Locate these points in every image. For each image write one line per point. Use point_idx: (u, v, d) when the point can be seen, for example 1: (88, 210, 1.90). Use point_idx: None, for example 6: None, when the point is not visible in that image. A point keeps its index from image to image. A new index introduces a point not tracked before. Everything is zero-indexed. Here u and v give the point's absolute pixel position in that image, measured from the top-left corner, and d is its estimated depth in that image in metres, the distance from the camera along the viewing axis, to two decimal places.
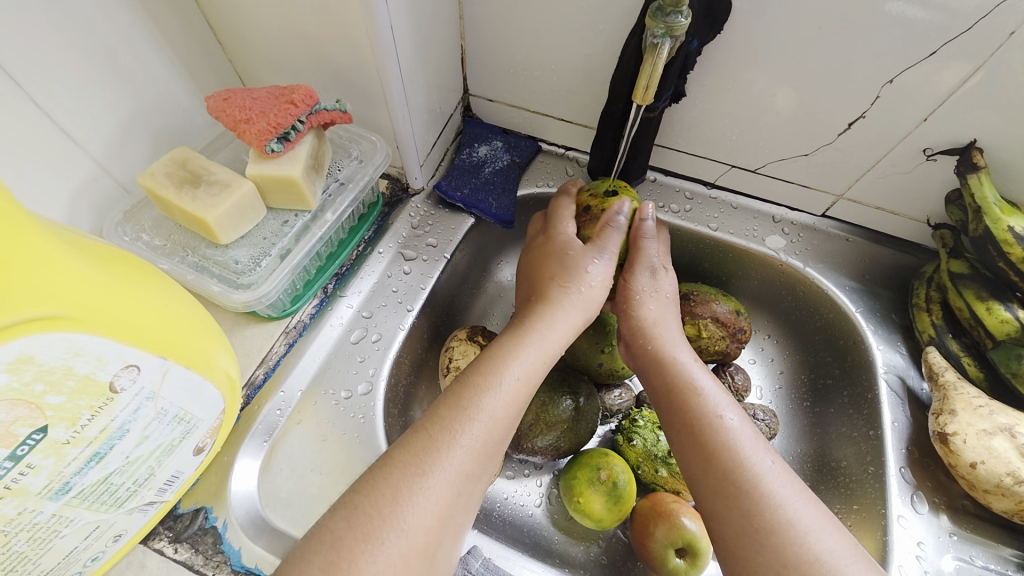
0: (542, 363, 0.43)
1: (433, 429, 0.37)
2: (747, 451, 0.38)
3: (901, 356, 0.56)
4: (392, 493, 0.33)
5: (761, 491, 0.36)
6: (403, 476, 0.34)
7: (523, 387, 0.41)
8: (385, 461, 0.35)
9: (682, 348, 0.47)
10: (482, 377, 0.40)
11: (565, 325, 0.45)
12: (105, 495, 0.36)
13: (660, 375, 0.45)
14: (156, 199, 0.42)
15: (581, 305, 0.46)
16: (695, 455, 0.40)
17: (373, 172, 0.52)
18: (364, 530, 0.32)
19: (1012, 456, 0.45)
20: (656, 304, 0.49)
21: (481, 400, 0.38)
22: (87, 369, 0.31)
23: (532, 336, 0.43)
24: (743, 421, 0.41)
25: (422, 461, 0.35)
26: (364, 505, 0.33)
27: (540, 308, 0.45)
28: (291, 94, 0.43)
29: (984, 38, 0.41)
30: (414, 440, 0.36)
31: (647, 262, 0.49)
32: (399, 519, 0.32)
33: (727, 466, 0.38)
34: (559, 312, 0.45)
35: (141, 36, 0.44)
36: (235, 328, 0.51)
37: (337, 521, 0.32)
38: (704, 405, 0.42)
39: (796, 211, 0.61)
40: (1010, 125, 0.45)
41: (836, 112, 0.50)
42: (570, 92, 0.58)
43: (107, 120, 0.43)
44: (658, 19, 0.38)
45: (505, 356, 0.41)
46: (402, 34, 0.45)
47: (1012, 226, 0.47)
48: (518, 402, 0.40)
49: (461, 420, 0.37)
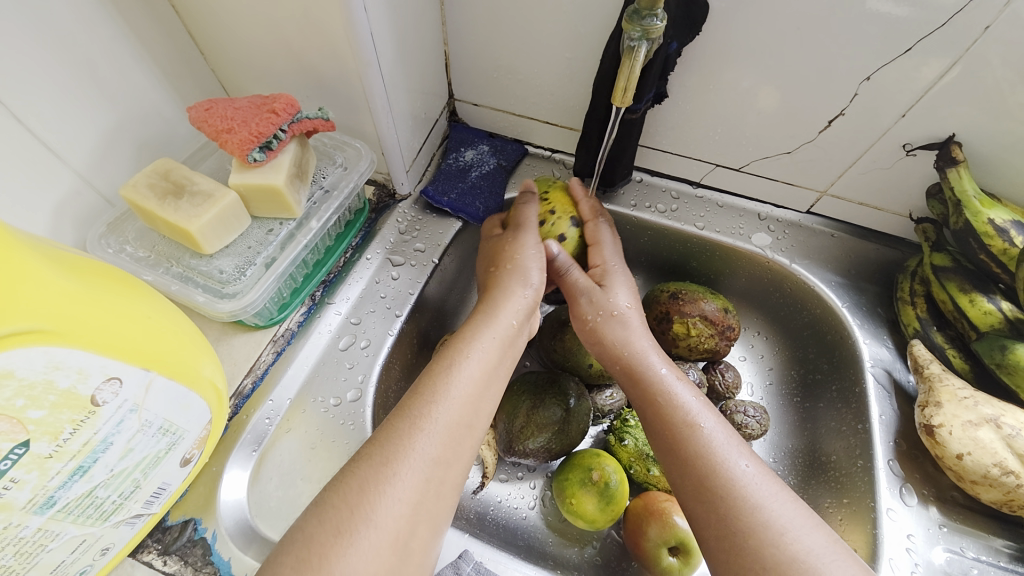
0: (497, 347, 0.44)
1: (396, 419, 0.37)
2: (721, 456, 0.39)
3: (888, 350, 0.56)
4: (359, 485, 0.33)
5: (737, 494, 0.37)
6: (370, 467, 0.34)
7: (481, 368, 0.42)
8: (356, 457, 0.36)
9: (654, 356, 0.47)
10: (438, 365, 0.41)
11: (512, 305, 0.47)
12: (91, 508, 0.35)
13: (635, 386, 0.45)
14: (139, 210, 0.42)
15: (517, 278, 0.49)
16: (673, 463, 0.40)
17: (358, 179, 0.52)
18: (330, 522, 0.32)
19: (999, 447, 0.45)
20: (610, 325, 0.48)
21: (439, 385, 0.39)
22: (68, 382, 0.30)
23: (484, 322, 0.45)
24: (719, 425, 0.41)
25: (388, 450, 0.35)
26: (333, 499, 0.33)
27: (488, 296, 0.48)
28: (273, 103, 0.43)
29: (957, 34, 0.41)
30: (382, 432, 0.36)
31: (581, 290, 0.50)
32: (368, 509, 0.33)
33: (702, 472, 0.38)
34: (507, 296, 0.47)
35: (122, 49, 0.44)
36: (223, 338, 0.51)
37: (308, 518, 0.32)
38: (679, 413, 0.42)
39: (782, 208, 0.62)
40: (988, 119, 0.46)
41: (816, 110, 0.50)
42: (554, 95, 0.58)
43: (89, 133, 0.43)
44: (635, 22, 0.38)
45: (458, 343, 0.43)
46: (383, 42, 0.45)
47: (992, 218, 0.48)
48: (478, 382, 0.41)
49: (422, 407, 0.38)
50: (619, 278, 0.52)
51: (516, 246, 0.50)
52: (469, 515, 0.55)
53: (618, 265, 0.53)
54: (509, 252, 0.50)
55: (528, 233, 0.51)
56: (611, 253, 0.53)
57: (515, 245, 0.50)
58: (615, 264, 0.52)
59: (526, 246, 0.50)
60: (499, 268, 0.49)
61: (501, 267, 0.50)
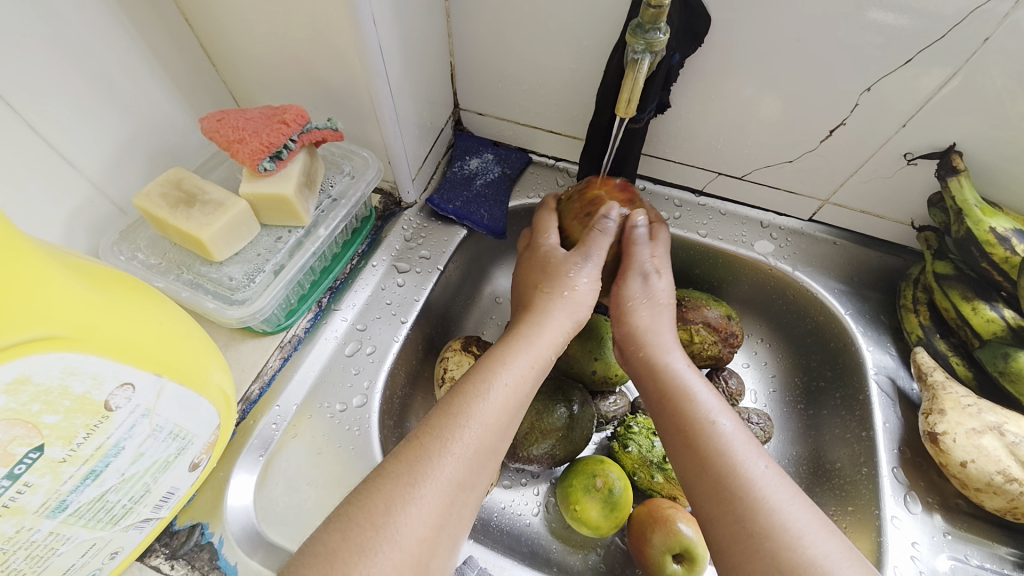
0: (531, 371, 0.43)
1: (425, 438, 0.37)
2: (740, 456, 0.39)
3: (891, 357, 0.56)
4: (384, 503, 0.34)
5: (755, 496, 0.36)
6: (396, 486, 0.35)
7: (514, 395, 0.41)
8: (380, 470, 0.36)
9: (674, 353, 0.46)
10: (471, 385, 0.40)
11: (554, 331, 0.45)
12: (101, 512, 0.36)
13: (653, 380, 0.45)
14: (152, 218, 0.43)
15: (565, 308, 0.46)
16: (692, 460, 0.40)
17: (365, 187, 0.53)
18: (354, 540, 0.32)
19: (1002, 454, 0.45)
20: (649, 311, 0.48)
21: (471, 407, 0.39)
22: (83, 388, 0.31)
23: (522, 344, 0.44)
24: (737, 426, 0.41)
25: (414, 471, 0.35)
26: (358, 515, 0.33)
27: (527, 316, 0.46)
28: (283, 113, 0.44)
29: (955, 45, 0.42)
30: (408, 449, 0.37)
31: (639, 267, 0.48)
32: (392, 529, 0.33)
33: (721, 471, 0.38)
34: (547, 320, 0.46)
35: (137, 60, 0.45)
36: (231, 343, 0.51)
37: (330, 533, 0.33)
38: (698, 411, 0.42)
39: (784, 216, 0.62)
40: (987, 129, 0.46)
41: (817, 119, 0.51)
42: (558, 105, 0.59)
43: (103, 142, 0.44)
44: (638, 36, 0.39)
45: (494, 364, 0.42)
46: (391, 54, 0.47)
47: (995, 226, 0.48)
48: (508, 409, 0.40)
49: (452, 428, 0.38)
50: (666, 272, 0.50)
51: (573, 274, 0.47)
52: (473, 521, 0.55)
53: (665, 263, 0.50)
54: (567, 277, 0.47)
55: (591, 263, 0.47)
56: (664, 249, 0.51)
57: (569, 267, 0.47)
58: (666, 259, 0.50)
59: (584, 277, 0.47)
60: (552, 292, 0.46)
61: (547, 289, 0.47)
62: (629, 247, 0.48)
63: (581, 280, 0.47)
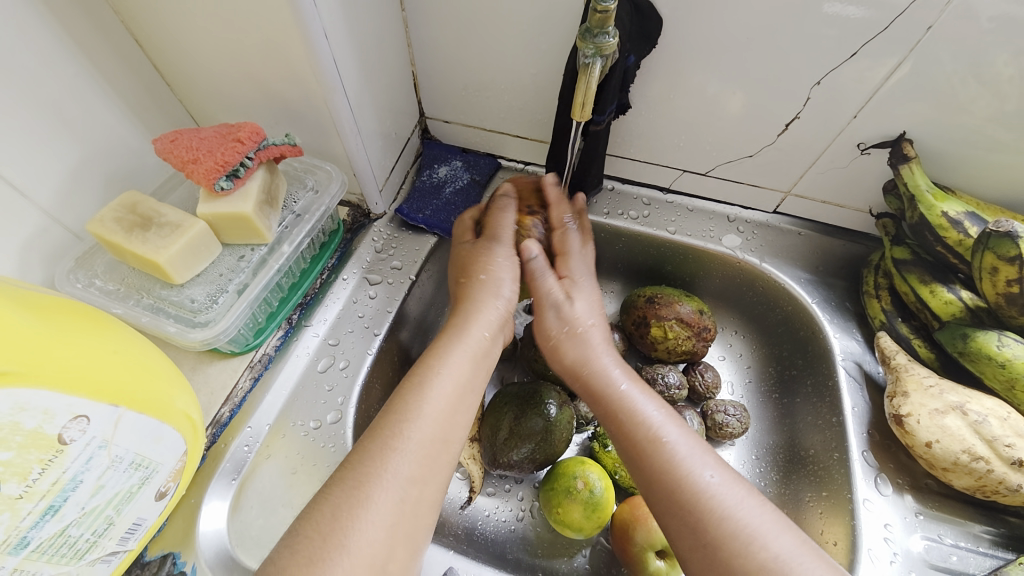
0: (472, 360, 0.44)
1: (367, 442, 0.37)
2: (686, 468, 0.39)
3: (857, 342, 0.58)
4: (331, 512, 0.34)
5: (705, 505, 0.37)
6: (342, 493, 0.35)
7: (455, 385, 0.42)
8: (327, 483, 0.36)
9: (615, 371, 0.46)
10: (412, 378, 0.41)
11: (484, 319, 0.46)
12: (64, 547, 0.35)
13: (597, 406, 0.45)
14: (107, 244, 0.42)
15: (487, 291, 0.48)
16: (643, 480, 0.41)
17: (330, 202, 0.53)
18: (303, 553, 0.32)
19: (966, 433, 0.47)
20: (573, 342, 0.47)
21: (413, 404, 0.39)
22: (34, 423, 0.30)
23: (455, 337, 0.44)
24: (682, 436, 0.41)
25: (359, 475, 0.35)
26: (305, 528, 0.33)
27: (459, 308, 0.47)
28: (238, 131, 0.44)
29: (898, 37, 0.43)
30: (352, 458, 0.37)
31: (549, 299, 0.49)
32: (342, 537, 0.33)
33: (670, 487, 0.39)
34: (476, 310, 0.47)
35: (85, 84, 0.44)
36: (199, 366, 0.51)
37: (279, 552, 0.32)
38: (640, 430, 0.42)
39: (749, 210, 0.64)
40: (934, 117, 0.48)
41: (773, 113, 0.52)
42: (522, 110, 0.60)
43: (53, 169, 0.43)
44: (588, 41, 0.39)
45: (431, 359, 0.43)
46: (346, 66, 0.46)
47: (946, 210, 0.49)
48: (451, 398, 0.41)
49: (394, 425, 0.38)
50: (585, 289, 0.50)
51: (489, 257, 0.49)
52: (458, 531, 0.55)
53: (585, 276, 0.51)
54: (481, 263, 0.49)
55: (503, 245, 0.50)
56: (578, 264, 0.51)
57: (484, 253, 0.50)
58: (583, 276, 0.51)
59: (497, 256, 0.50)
60: (470, 279, 0.49)
61: (472, 277, 0.49)
62: (531, 277, 0.50)
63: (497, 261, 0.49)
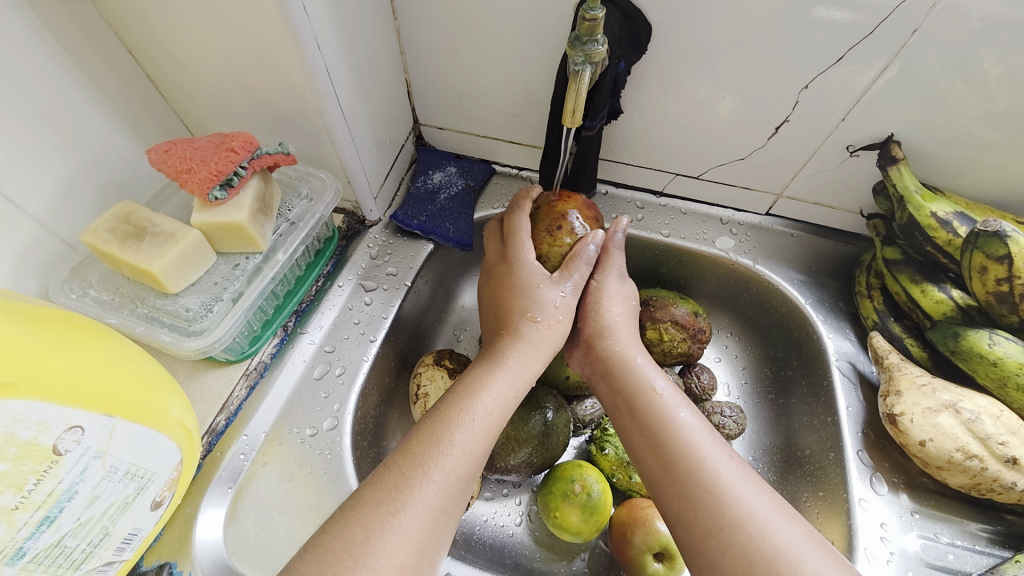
0: (513, 397, 0.43)
1: (406, 465, 0.37)
2: (705, 449, 0.40)
3: (851, 342, 0.58)
4: (363, 533, 0.33)
5: (721, 488, 0.37)
6: (375, 515, 0.34)
7: (494, 422, 0.42)
8: (356, 500, 0.36)
9: (638, 353, 0.47)
10: (455, 412, 0.41)
11: (535, 356, 0.46)
12: (61, 558, 0.35)
13: (617, 378, 0.45)
14: (101, 254, 0.43)
15: (549, 340, 0.47)
16: (656, 456, 0.41)
17: (324, 209, 0.53)
18: (332, 571, 0.31)
19: (959, 431, 0.47)
20: (621, 308, 0.49)
21: (452, 435, 0.39)
22: (29, 434, 0.31)
23: (501, 368, 0.44)
24: (699, 420, 0.42)
25: (393, 499, 0.35)
26: (335, 547, 0.33)
27: (511, 343, 0.45)
28: (231, 141, 0.44)
29: (883, 41, 0.44)
30: (387, 478, 0.37)
31: (615, 268, 0.50)
32: (371, 558, 0.33)
33: (688, 467, 0.39)
34: (529, 347, 0.46)
35: (79, 95, 0.44)
36: (194, 375, 0.51)
37: (307, 564, 0.32)
38: (660, 407, 0.43)
39: (742, 212, 0.64)
40: (920, 118, 0.48)
41: (763, 116, 0.53)
42: (515, 116, 0.60)
43: (47, 180, 0.43)
44: (577, 48, 0.40)
45: (475, 391, 0.42)
46: (339, 75, 0.47)
47: (934, 211, 0.50)
48: (488, 434, 0.41)
49: (433, 455, 0.38)
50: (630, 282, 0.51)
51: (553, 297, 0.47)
52: (456, 537, 0.55)
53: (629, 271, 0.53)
54: (553, 308, 0.47)
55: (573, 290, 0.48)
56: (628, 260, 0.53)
57: (553, 296, 0.47)
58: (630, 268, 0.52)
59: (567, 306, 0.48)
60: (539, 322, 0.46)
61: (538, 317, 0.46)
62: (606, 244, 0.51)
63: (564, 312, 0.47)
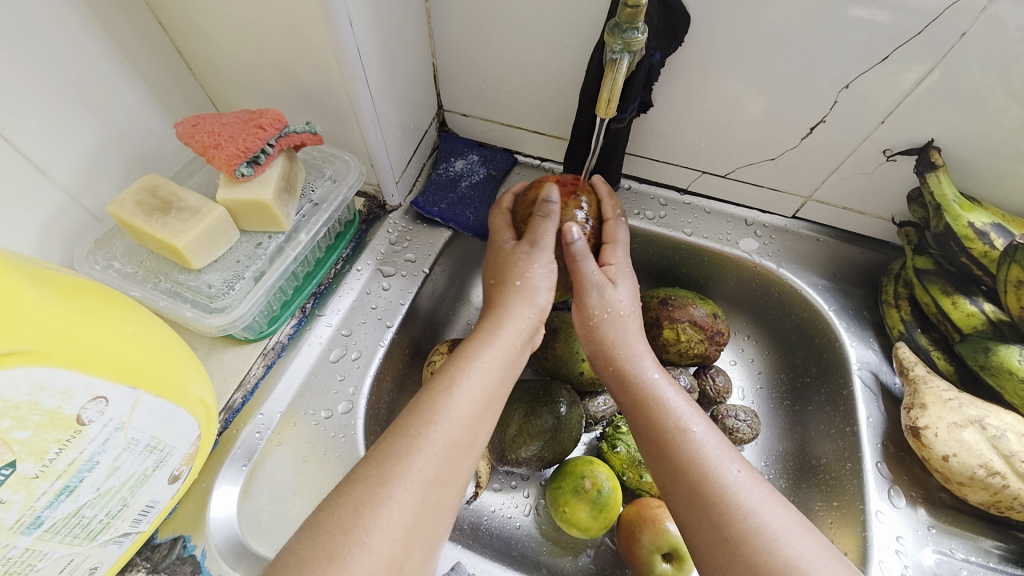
0: (499, 368, 0.43)
1: (393, 438, 0.37)
2: (713, 462, 0.39)
3: (874, 352, 0.57)
4: (354, 507, 0.33)
5: (729, 501, 0.37)
6: (366, 489, 0.34)
7: (482, 391, 0.41)
8: (351, 476, 0.36)
9: (646, 361, 0.46)
10: (439, 382, 0.41)
11: (517, 325, 0.45)
12: (78, 527, 0.35)
13: (625, 390, 0.45)
14: (127, 227, 0.42)
15: (523, 298, 0.46)
16: (668, 471, 0.40)
17: (347, 191, 0.52)
18: (325, 546, 0.32)
19: (984, 448, 0.46)
20: (614, 325, 0.47)
21: (438, 405, 0.39)
22: (53, 403, 0.31)
23: (485, 341, 0.44)
24: (709, 432, 0.41)
25: (384, 471, 0.35)
26: (327, 523, 0.33)
27: (490, 312, 0.46)
28: (260, 118, 0.44)
29: (931, 42, 0.42)
30: (376, 453, 0.36)
31: (592, 280, 0.47)
32: (362, 532, 0.33)
33: (695, 480, 0.38)
34: (509, 313, 0.46)
35: (108, 66, 0.44)
36: (212, 352, 0.51)
37: (302, 542, 0.32)
38: (669, 420, 0.42)
39: (768, 214, 0.63)
40: (963, 125, 0.47)
41: (798, 117, 0.51)
42: (541, 106, 0.59)
43: (76, 150, 0.43)
44: (616, 36, 0.39)
45: (460, 361, 0.42)
46: (369, 56, 0.46)
47: (972, 221, 0.48)
48: (478, 403, 0.40)
49: (420, 427, 0.37)
50: (626, 277, 0.50)
51: (527, 263, 0.47)
52: (463, 526, 0.55)
53: (626, 265, 0.51)
54: (519, 267, 0.47)
55: (540, 250, 0.47)
56: (622, 250, 0.52)
57: (522, 258, 0.47)
58: (624, 264, 0.51)
59: (537, 263, 0.47)
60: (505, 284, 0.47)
61: (507, 281, 0.47)
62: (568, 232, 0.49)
63: (534, 266, 0.47)
